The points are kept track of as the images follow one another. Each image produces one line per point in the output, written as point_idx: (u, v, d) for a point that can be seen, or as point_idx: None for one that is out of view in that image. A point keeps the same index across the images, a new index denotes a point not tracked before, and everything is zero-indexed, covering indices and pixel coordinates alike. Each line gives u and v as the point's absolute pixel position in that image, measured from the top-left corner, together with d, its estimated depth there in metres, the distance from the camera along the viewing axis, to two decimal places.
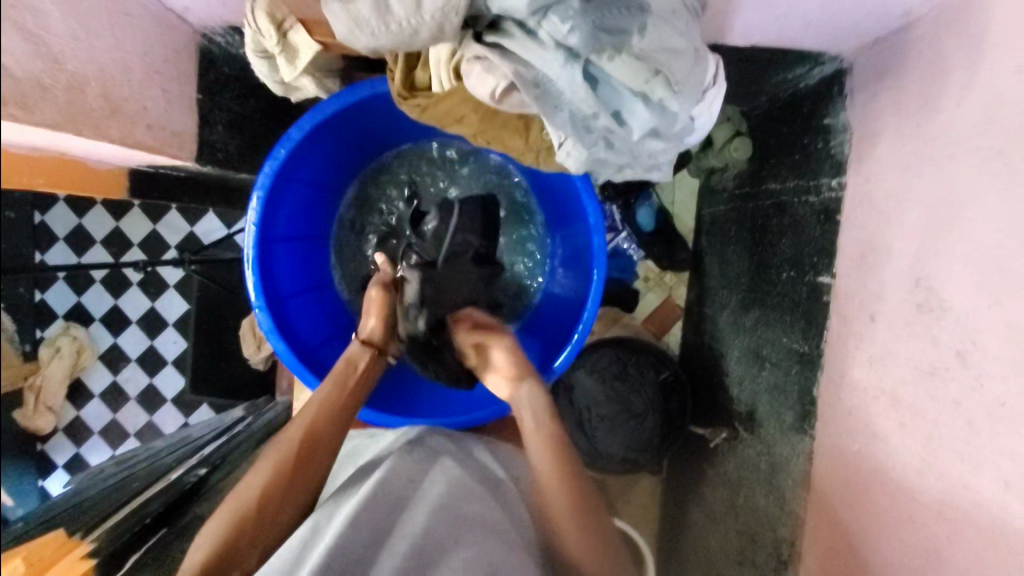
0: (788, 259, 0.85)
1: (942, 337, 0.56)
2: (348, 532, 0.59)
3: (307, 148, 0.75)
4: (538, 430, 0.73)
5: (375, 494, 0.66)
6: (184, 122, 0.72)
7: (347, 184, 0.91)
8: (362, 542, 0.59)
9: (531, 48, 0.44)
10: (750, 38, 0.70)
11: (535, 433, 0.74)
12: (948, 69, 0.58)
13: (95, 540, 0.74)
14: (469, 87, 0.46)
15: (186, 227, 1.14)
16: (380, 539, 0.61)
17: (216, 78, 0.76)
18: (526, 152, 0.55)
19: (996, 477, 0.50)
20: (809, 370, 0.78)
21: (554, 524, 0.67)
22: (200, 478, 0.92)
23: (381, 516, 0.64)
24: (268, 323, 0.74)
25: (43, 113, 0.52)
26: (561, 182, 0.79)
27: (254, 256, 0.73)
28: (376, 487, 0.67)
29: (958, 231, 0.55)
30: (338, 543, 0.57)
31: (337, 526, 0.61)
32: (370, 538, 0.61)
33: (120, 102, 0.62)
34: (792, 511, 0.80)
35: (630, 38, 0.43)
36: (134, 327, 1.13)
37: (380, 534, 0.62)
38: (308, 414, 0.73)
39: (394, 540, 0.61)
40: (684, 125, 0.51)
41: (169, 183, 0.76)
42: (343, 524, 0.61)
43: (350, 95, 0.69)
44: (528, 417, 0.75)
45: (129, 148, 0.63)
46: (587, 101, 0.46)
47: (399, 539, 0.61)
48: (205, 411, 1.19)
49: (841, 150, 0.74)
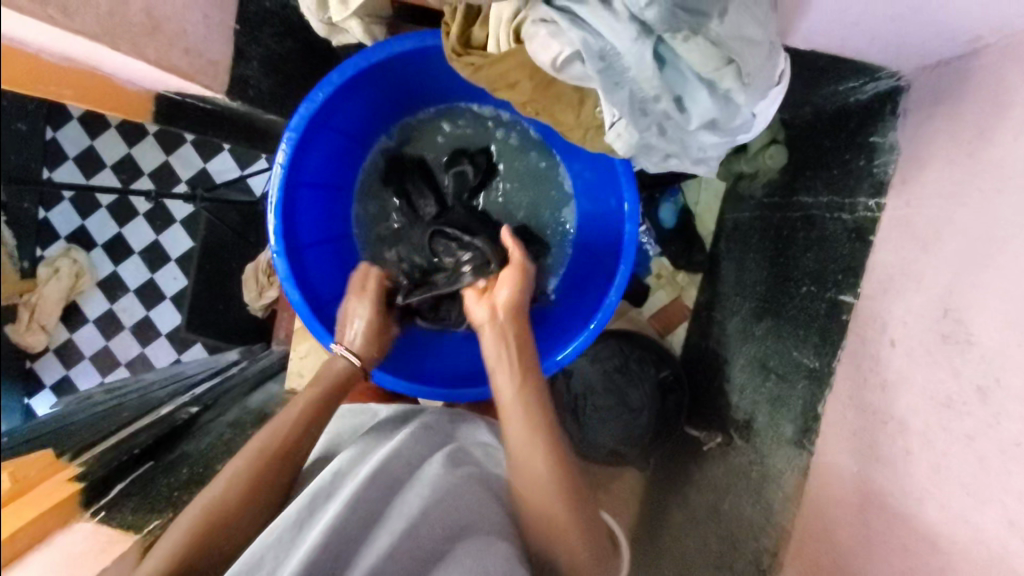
0: (809, 273, 0.84)
1: (963, 370, 0.55)
2: (345, 513, 0.59)
3: (344, 96, 0.73)
4: (522, 419, 0.68)
5: (376, 472, 0.64)
6: (221, 51, 0.68)
7: (378, 138, 0.89)
8: (356, 522, 0.59)
9: (602, 17, 0.42)
10: (811, 43, 0.68)
11: (523, 435, 0.68)
12: (1012, 101, 0.56)
13: (82, 464, 0.72)
14: (531, 51, 0.44)
15: (201, 163, 1.10)
16: (373, 520, 0.61)
17: (256, 10, 0.71)
18: (575, 128, 0.53)
19: (1001, 515, 0.49)
20: (816, 387, 0.78)
21: (540, 519, 0.65)
22: (192, 415, 0.91)
23: (378, 497, 0.63)
24: (285, 270, 0.73)
25: (83, 20, 0.53)
26: (600, 162, 0.76)
27: (278, 199, 0.72)
28: (378, 467, 0.65)
29: (997, 266, 0.54)
30: (335, 527, 0.57)
31: (335, 506, 0.60)
32: (364, 518, 0.60)
33: (161, 20, 0.60)
34: (777, 523, 0.80)
35: (711, 22, 0.40)
36: (136, 258, 1.13)
37: (373, 515, 0.61)
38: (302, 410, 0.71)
39: (389, 521, 0.61)
40: (743, 120, 0.49)
41: (194, 113, 0.73)
42: (340, 505, 0.60)
43: (396, 45, 0.66)
44: (511, 404, 0.69)
45: (163, 71, 0.60)
46: (651, 81, 0.44)
47: (395, 520, 0.61)
48: (197, 349, 1.16)
49: (884, 171, 0.72)
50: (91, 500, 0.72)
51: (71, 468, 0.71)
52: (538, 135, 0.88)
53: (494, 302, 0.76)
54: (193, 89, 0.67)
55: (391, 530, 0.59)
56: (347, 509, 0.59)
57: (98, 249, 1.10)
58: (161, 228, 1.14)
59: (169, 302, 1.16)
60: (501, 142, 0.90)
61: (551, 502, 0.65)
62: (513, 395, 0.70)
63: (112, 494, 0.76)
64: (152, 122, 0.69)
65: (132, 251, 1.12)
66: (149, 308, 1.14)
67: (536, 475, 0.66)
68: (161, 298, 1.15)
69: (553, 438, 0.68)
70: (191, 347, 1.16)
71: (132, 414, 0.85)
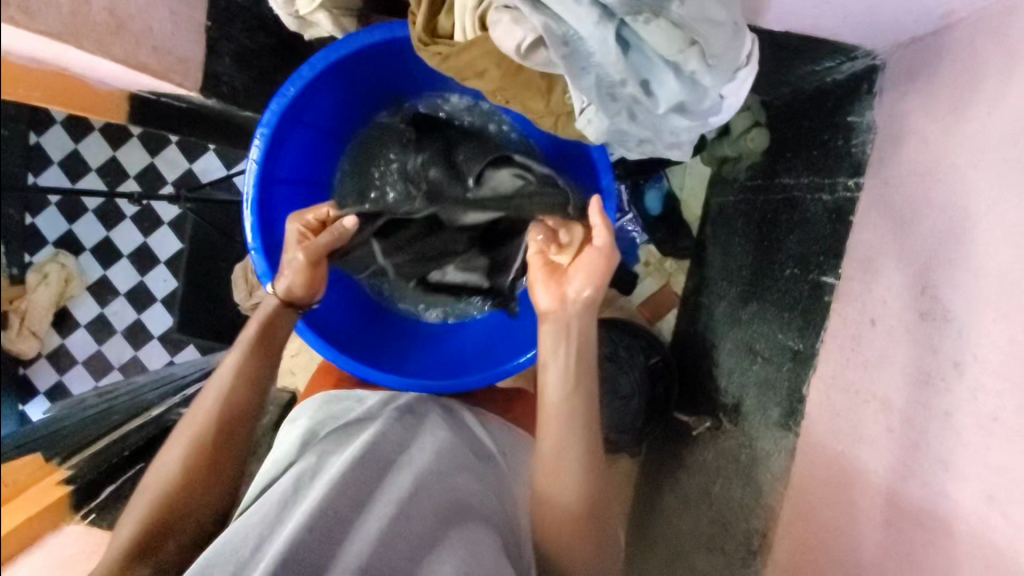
0: (792, 255, 0.84)
1: (942, 347, 0.56)
2: (336, 493, 0.58)
3: (315, 90, 0.72)
4: (564, 430, 0.66)
5: (365, 454, 0.64)
6: (191, 49, 0.68)
7: (355, 133, 0.88)
8: (347, 504, 0.58)
9: (563, 0, 0.41)
10: (785, 23, 0.68)
11: (563, 453, 0.66)
12: (985, 75, 0.56)
13: (72, 468, 0.73)
14: (495, 38, 0.44)
15: (186, 164, 1.10)
16: (363, 501, 0.60)
17: (227, 7, 0.71)
18: (546, 115, 0.53)
19: (980, 489, 0.50)
20: (800, 368, 0.78)
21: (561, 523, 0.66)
22: (183, 416, 0.91)
23: (367, 477, 0.62)
24: (263, 266, 0.73)
25: (46, 21, 0.51)
26: (576, 150, 0.77)
27: (253, 195, 0.72)
28: (366, 448, 0.65)
29: (973, 242, 0.54)
30: (323, 504, 0.56)
31: (323, 487, 0.59)
32: (355, 499, 0.59)
33: (126, 19, 0.60)
34: (767, 504, 0.81)
35: (670, 5, 0.41)
36: (125, 262, 1.10)
37: (364, 497, 0.60)
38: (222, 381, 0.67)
39: (376, 503, 0.60)
40: (712, 102, 0.49)
41: (169, 112, 0.73)
42: (329, 486, 0.59)
43: (366, 37, 0.66)
44: (559, 413, 0.66)
45: (131, 70, 0.60)
46: (617, 66, 0.44)
47: (384, 503, 0.60)
48: (190, 351, 1.20)
49: (862, 150, 0.72)
50: (81, 503, 0.72)
51: (61, 471, 0.71)
52: (515, 125, 0.88)
53: (570, 291, 0.67)
54: (165, 88, 0.66)
55: (379, 514, 0.58)
56: (337, 488, 0.58)
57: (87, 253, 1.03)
58: (148, 230, 1.11)
59: (161, 306, 1.16)
60: (481, 132, 0.90)
61: (564, 521, 0.66)
62: (558, 401, 0.66)
63: (103, 496, 0.78)
64: (127, 122, 0.69)
65: (120, 255, 1.09)
66: (142, 311, 1.13)
67: (558, 489, 0.66)
68: (152, 301, 1.14)
69: (589, 461, 0.67)
70: (183, 348, 1.19)
71: (122, 416, 0.86)
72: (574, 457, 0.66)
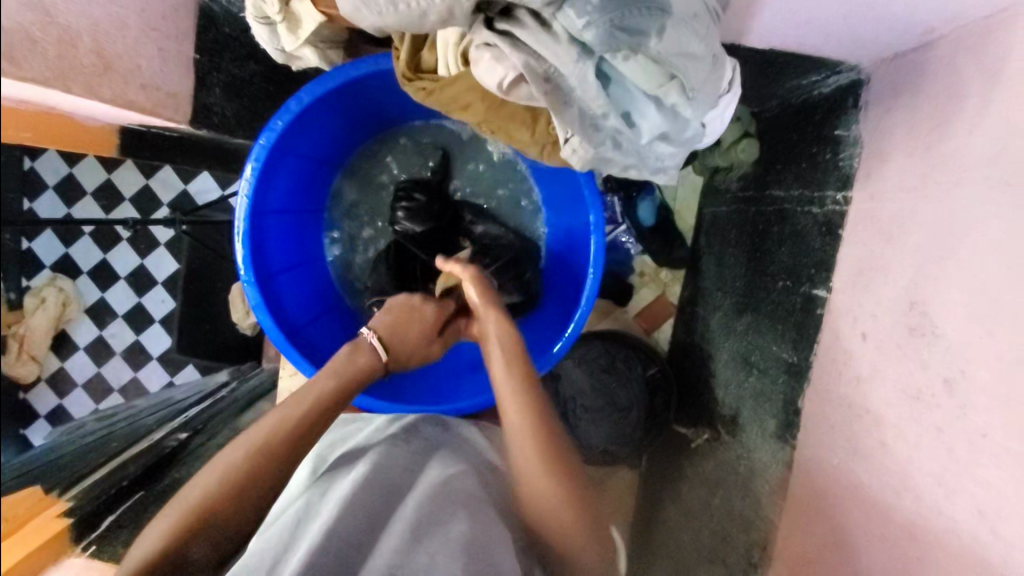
0: (784, 268, 0.84)
1: (930, 363, 0.56)
2: (344, 516, 0.58)
3: (306, 121, 0.73)
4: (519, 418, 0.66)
5: (371, 478, 0.64)
6: (179, 83, 0.69)
7: (344, 159, 0.89)
8: (358, 526, 0.58)
9: (542, 39, 0.42)
10: (768, 41, 0.69)
11: (521, 428, 0.65)
12: (967, 92, 0.56)
13: (72, 499, 0.74)
14: (477, 76, 0.44)
15: (181, 184, 1.09)
16: (377, 522, 0.60)
17: (215, 38, 0.71)
18: (531, 145, 0.53)
19: (971, 506, 0.50)
20: (795, 381, 0.79)
21: (542, 516, 0.62)
22: (182, 441, 0.91)
23: (376, 498, 0.63)
24: (256, 298, 0.73)
25: (32, 67, 0.51)
26: (565, 173, 0.77)
27: (245, 228, 0.72)
28: (371, 474, 0.65)
29: (958, 259, 0.54)
30: (335, 529, 0.56)
31: (332, 508, 0.59)
32: (366, 524, 0.59)
33: (114, 60, 0.60)
34: (765, 516, 0.81)
35: (648, 40, 0.41)
36: (122, 283, 1.11)
37: (376, 519, 0.60)
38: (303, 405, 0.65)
39: (389, 524, 0.60)
40: (694, 131, 0.50)
41: (161, 143, 0.74)
42: (339, 506, 0.60)
43: (353, 70, 0.67)
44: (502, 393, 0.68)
45: (120, 108, 0.61)
46: (597, 100, 0.45)
47: (394, 523, 0.59)
48: (190, 370, 1.16)
49: (849, 164, 0.73)
50: (81, 535, 0.75)
51: (62, 502, 0.73)
52: (515, 160, 0.90)
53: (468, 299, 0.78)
54: (154, 121, 0.67)
55: (393, 533, 0.57)
56: (347, 510, 0.59)
57: (86, 275, 1.06)
58: (144, 252, 1.11)
59: (160, 326, 1.15)
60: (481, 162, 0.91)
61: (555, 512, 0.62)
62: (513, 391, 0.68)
63: (104, 526, 0.78)
64: (120, 155, 0.70)
65: (118, 276, 1.10)
66: (138, 332, 1.13)
67: (531, 471, 0.63)
68: (150, 322, 1.14)
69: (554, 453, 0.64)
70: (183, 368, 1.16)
71: (121, 444, 0.85)
72: (540, 432, 0.65)
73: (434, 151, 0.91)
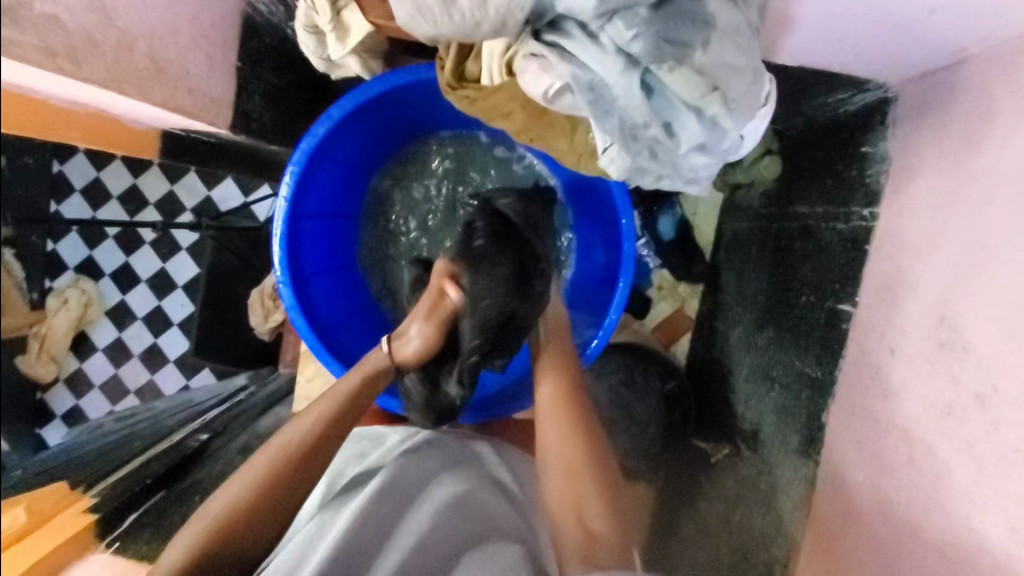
0: (808, 283, 0.84)
1: (962, 378, 0.56)
2: (356, 527, 0.60)
3: (345, 128, 0.75)
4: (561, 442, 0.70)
5: (382, 493, 0.65)
6: (222, 89, 0.71)
7: (378, 167, 0.90)
8: (366, 536, 0.60)
9: (589, 50, 0.44)
10: (799, 59, 0.70)
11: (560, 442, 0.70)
12: (997, 111, 0.57)
13: (97, 496, 0.76)
14: (522, 84, 0.46)
15: (204, 189, 1.07)
16: (385, 534, 0.62)
17: (256, 47, 0.73)
18: (569, 153, 0.56)
19: (1004, 522, 0.50)
20: (819, 396, 0.79)
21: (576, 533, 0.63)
22: (203, 442, 0.89)
23: (386, 513, 0.64)
24: (291, 298, 0.75)
25: (90, 68, 0.53)
26: (595, 184, 0.79)
27: (283, 230, 0.74)
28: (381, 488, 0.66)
29: (990, 274, 0.55)
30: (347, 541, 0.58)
31: (344, 521, 0.61)
32: (376, 533, 0.61)
33: (165, 65, 0.62)
34: (788, 534, 0.80)
35: (692, 52, 0.44)
36: (144, 287, 1.09)
37: (384, 531, 0.62)
38: (324, 410, 0.69)
39: (399, 536, 0.62)
40: (732, 142, 0.51)
41: (199, 147, 0.75)
42: (350, 520, 0.61)
43: (395, 78, 0.68)
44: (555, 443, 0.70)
45: (168, 111, 0.63)
46: (640, 110, 0.46)
47: (404, 537, 0.61)
48: (207, 375, 1.13)
49: (877, 180, 0.73)
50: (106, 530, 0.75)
51: (86, 498, 0.75)
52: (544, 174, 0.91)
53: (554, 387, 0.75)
54: (196, 125, 0.69)
55: (401, 548, 0.60)
56: (357, 524, 0.60)
57: (107, 278, 1.04)
58: (167, 255, 1.10)
59: (177, 330, 1.13)
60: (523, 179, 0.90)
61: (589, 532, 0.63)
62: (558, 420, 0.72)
63: (127, 525, 0.78)
64: (162, 158, 0.72)
65: (139, 279, 1.08)
66: (158, 334, 1.12)
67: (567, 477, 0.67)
68: (168, 325, 1.13)
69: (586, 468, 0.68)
70: (199, 372, 1.13)
71: (143, 445, 0.84)
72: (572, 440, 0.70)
73: (478, 162, 0.92)
